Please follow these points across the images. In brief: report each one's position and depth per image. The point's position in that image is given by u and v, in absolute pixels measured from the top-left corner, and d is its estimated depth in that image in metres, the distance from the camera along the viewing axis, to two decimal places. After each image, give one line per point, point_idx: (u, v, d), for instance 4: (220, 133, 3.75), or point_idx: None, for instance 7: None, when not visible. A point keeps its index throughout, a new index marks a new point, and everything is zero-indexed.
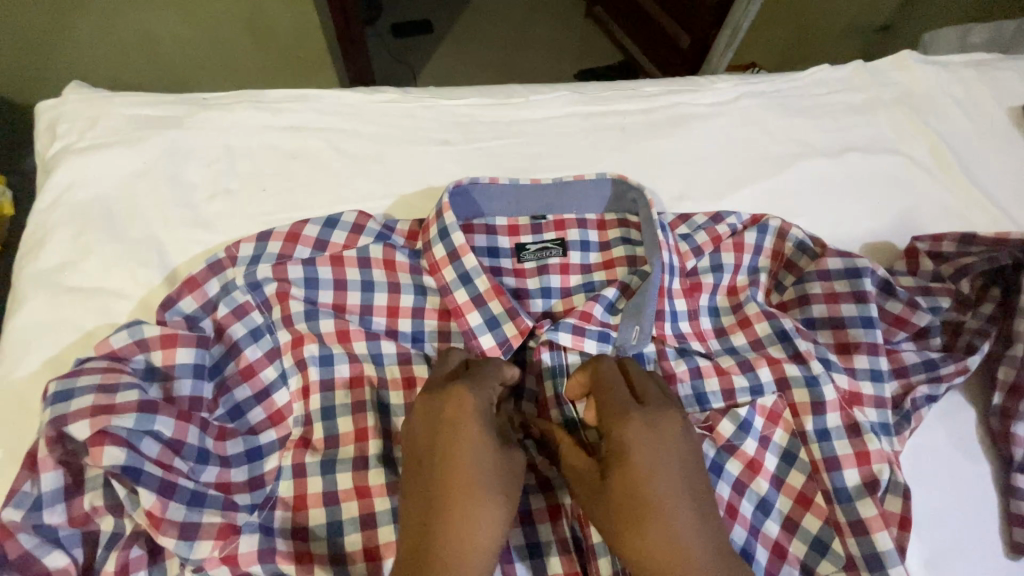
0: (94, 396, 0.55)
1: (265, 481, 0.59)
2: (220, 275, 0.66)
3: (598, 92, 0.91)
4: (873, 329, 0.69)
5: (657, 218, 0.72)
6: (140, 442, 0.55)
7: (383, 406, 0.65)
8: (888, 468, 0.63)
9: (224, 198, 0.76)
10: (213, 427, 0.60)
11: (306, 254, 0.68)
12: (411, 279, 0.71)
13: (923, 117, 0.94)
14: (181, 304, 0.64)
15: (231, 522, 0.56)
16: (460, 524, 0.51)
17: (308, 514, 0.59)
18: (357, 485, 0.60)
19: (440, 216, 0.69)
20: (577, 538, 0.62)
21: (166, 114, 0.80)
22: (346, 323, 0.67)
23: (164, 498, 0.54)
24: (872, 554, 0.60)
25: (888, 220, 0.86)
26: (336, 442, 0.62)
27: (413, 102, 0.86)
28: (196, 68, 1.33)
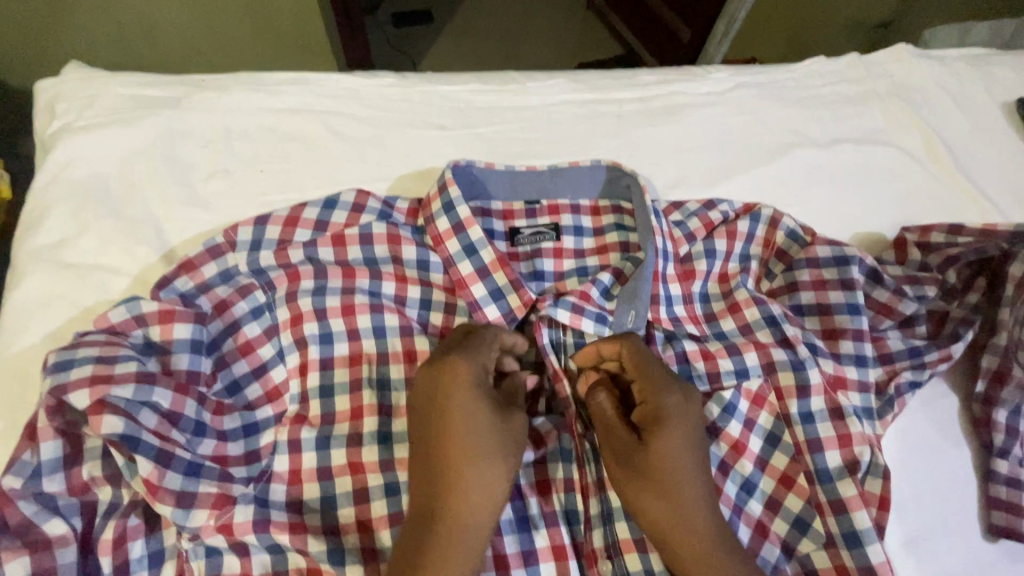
0: (93, 367, 0.56)
1: (261, 455, 0.61)
2: (220, 259, 0.67)
3: (595, 80, 0.92)
4: (859, 316, 0.70)
5: (651, 204, 0.73)
6: (138, 412, 0.55)
7: (382, 380, 0.66)
8: (869, 451, 0.64)
9: (222, 178, 0.77)
10: (211, 402, 0.61)
11: (306, 237, 0.70)
12: (415, 254, 0.72)
13: (917, 110, 0.95)
14: (179, 282, 0.65)
15: (227, 493, 0.57)
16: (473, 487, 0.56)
17: (302, 488, 0.61)
18: (352, 460, 0.62)
19: (444, 190, 0.71)
20: (569, 511, 0.64)
21: (166, 95, 0.81)
22: (352, 299, 0.67)
23: (163, 467, 0.55)
24: (852, 532, 0.62)
25: (878, 211, 0.87)
26: (332, 419, 0.64)
27: (410, 87, 0.87)
28: (192, 53, 1.33)
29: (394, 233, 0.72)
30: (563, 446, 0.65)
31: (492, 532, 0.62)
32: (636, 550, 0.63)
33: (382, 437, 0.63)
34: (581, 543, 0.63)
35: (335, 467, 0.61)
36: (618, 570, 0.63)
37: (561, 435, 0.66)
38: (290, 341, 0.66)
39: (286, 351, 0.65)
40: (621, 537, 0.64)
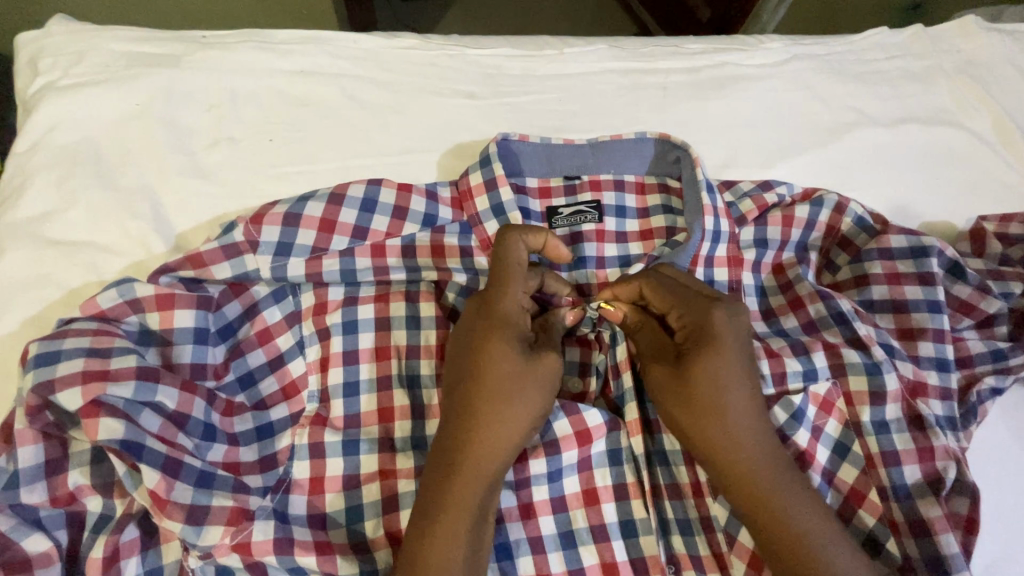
0: (84, 362, 0.49)
1: (278, 461, 0.54)
2: (235, 258, 0.58)
3: (638, 48, 0.83)
4: (940, 314, 0.63)
5: (704, 178, 0.66)
6: (140, 415, 0.50)
7: (412, 378, 0.59)
8: (954, 466, 0.58)
9: (227, 147, 0.69)
10: (220, 401, 0.55)
11: (343, 245, 0.60)
12: (461, 263, 0.63)
13: (989, 88, 0.86)
14: (189, 274, 0.57)
15: (243, 506, 0.51)
16: (485, 436, 0.52)
17: (326, 498, 0.54)
18: (382, 469, 0.55)
19: (495, 192, 0.64)
20: (625, 523, 0.57)
21: (162, 51, 0.72)
22: (388, 284, 0.61)
23: (170, 478, 0.49)
24: (933, 557, 0.56)
25: (947, 198, 0.79)
26: (358, 421, 0.57)
27: (435, 50, 0.78)
28: (190, 21, 1.23)
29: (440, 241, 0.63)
30: (608, 449, 0.59)
31: (534, 548, 0.56)
32: (694, 567, 0.56)
33: (416, 442, 0.57)
34: (639, 559, 0.56)
35: (361, 474, 0.55)
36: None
37: (607, 434, 0.58)
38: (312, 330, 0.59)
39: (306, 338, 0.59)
40: (677, 553, 0.57)
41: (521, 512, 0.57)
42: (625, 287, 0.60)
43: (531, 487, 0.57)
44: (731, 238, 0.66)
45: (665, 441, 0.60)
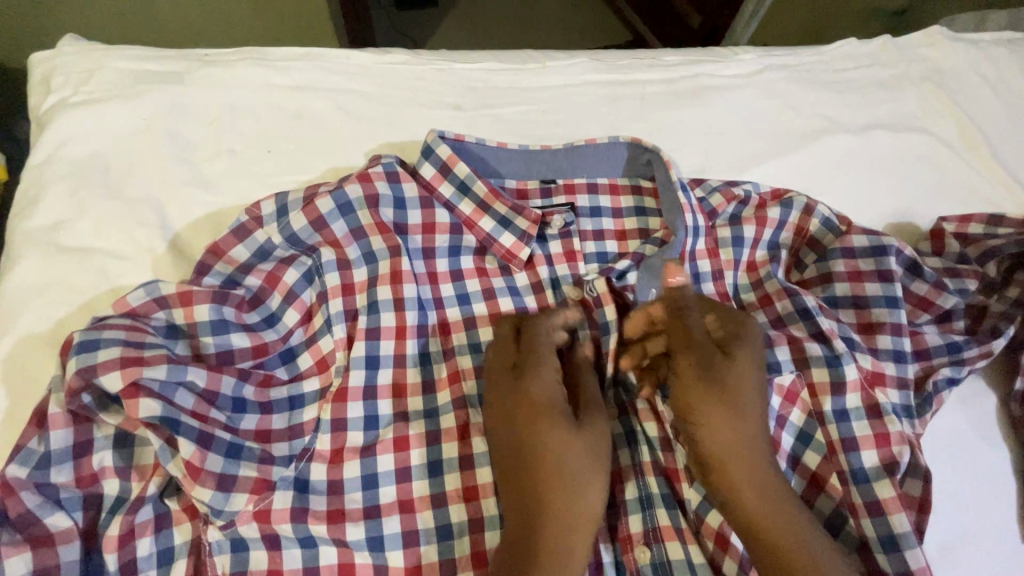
0: (121, 349, 0.51)
1: (304, 431, 0.58)
2: (248, 240, 0.63)
3: (618, 61, 0.88)
4: (898, 310, 0.67)
5: (677, 179, 0.70)
6: (175, 394, 0.52)
7: (423, 356, 0.64)
8: (908, 450, 0.62)
9: (228, 158, 0.73)
10: (255, 375, 0.58)
11: (308, 232, 0.63)
12: (448, 239, 0.69)
13: (954, 95, 0.91)
14: (216, 268, 0.61)
15: (267, 477, 0.55)
16: (547, 484, 0.54)
17: (344, 468, 0.58)
18: (397, 437, 0.60)
19: (450, 172, 0.68)
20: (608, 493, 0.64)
21: (166, 69, 0.76)
22: (351, 276, 0.63)
23: (203, 449, 0.52)
24: (889, 535, 0.59)
25: (911, 201, 0.84)
26: (375, 393, 0.61)
27: (424, 65, 0.82)
28: (193, 34, 1.28)
29: (430, 220, 0.68)
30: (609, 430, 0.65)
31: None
32: (677, 539, 0.61)
33: (428, 414, 0.62)
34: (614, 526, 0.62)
35: (343, 451, 0.58)
36: (657, 559, 0.60)
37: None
38: (295, 318, 0.62)
39: (292, 334, 0.61)
40: (662, 524, 0.61)
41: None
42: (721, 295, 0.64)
43: None
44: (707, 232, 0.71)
45: (643, 425, 0.65)
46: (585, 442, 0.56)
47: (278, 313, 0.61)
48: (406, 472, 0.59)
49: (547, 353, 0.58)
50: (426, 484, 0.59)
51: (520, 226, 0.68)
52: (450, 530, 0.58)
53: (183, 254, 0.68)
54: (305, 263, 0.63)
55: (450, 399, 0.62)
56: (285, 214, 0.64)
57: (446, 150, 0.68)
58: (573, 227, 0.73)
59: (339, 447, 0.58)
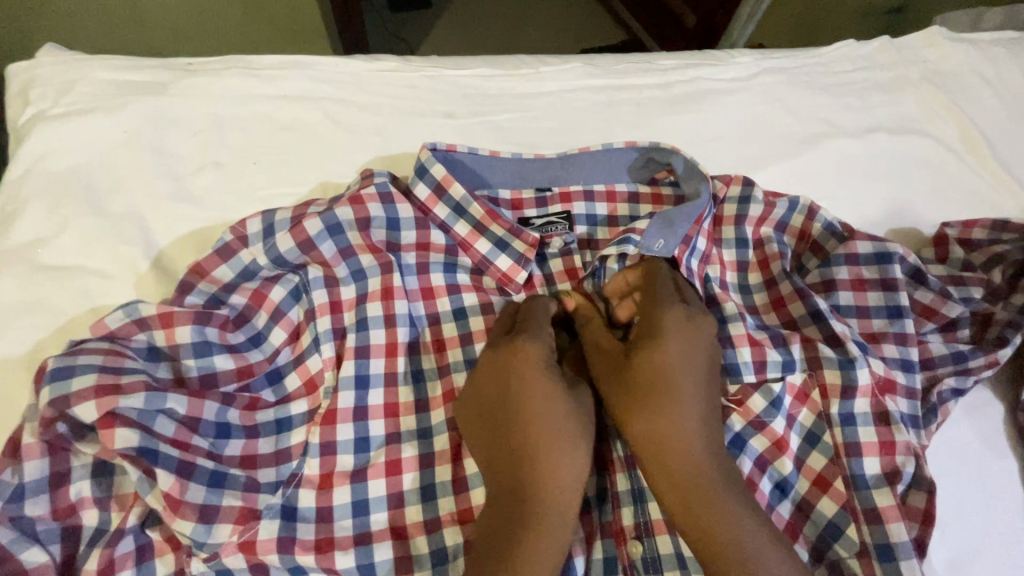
0: (97, 377, 0.49)
1: (292, 455, 0.56)
2: (233, 259, 0.60)
3: (612, 65, 0.86)
4: (901, 319, 0.66)
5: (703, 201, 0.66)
6: (154, 422, 0.50)
7: (416, 373, 0.62)
8: (913, 461, 0.59)
9: (213, 171, 0.71)
10: (241, 399, 0.56)
11: (296, 255, 0.60)
12: (444, 258, 0.67)
13: (955, 98, 0.89)
14: (198, 288, 0.59)
15: (252, 506, 0.53)
16: (529, 464, 0.53)
17: (333, 493, 0.56)
18: (390, 460, 0.58)
19: (445, 194, 0.66)
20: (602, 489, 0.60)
21: (147, 79, 0.74)
22: (338, 293, 0.61)
23: (183, 479, 0.50)
24: (886, 544, 0.57)
25: (913, 206, 0.82)
26: (365, 414, 0.59)
27: (414, 72, 0.80)
28: (182, 39, 1.25)
29: (424, 240, 0.66)
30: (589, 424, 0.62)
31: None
32: (668, 532, 0.58)
33: (421, 433, 0.60)
34: (608, 523, 0.59)
35: (333, 475, 0.56)
36: (649, 554, 0.57)
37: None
38: (281, 337, 0.60)
39: (279, 353, 0.60)
40: (654, 518, 0.59)
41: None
42: (634, 272, 0.64)
43: None
44: (702, 258, 0.66)
45: None
46: (567, 420, 0.55)
47: (263, 332, 0.60)
48: (399, 497, 0.57)
49: (537, 338, 0.57)
50: (419, 509, 0.57)
51: (518, 249, 0.66)
52: (446, 553, 0.56)
53: (166, 272, 0.66)
54: (292, 280, 0.61)
55: (444, 418, 0.60)
56: (272, 235, 0.61)
57: (441, 171, 0.65)
58: (573, 246, 0.72)
59: (328, 472, 0.56)
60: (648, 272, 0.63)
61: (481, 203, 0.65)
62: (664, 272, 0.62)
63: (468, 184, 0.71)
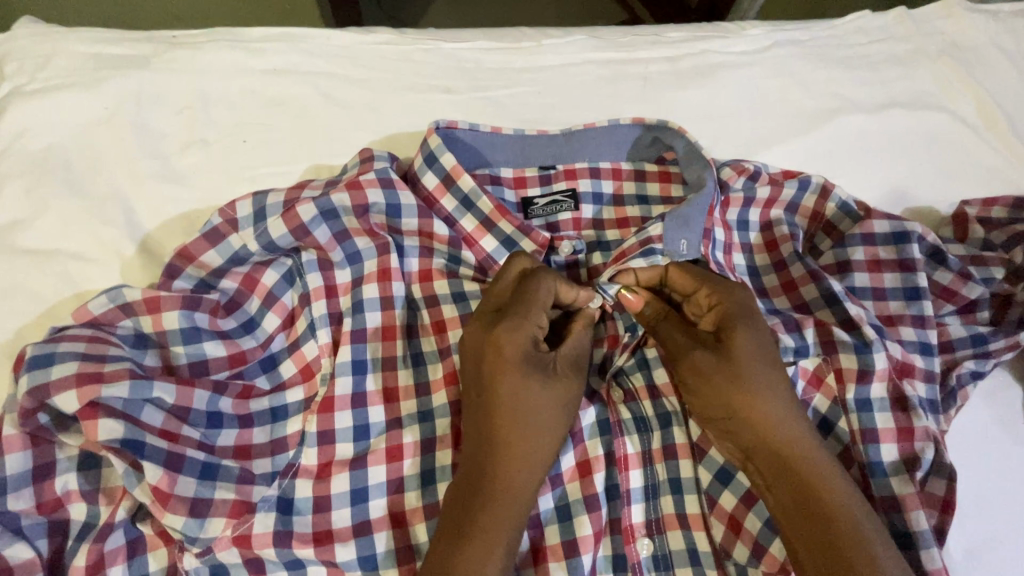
0: (78, 365, 0.48)
1: (288, 444, 0.54)
2: (221, 244, 0.57)
3: (618, 38, 0.82)
4: (919, 301, 0.63)
5: (711, 185, 0.62)
6: (141, 412, 0.49)
7: (416, 356, 0.60)
8: (933, 447, 0.57)
9: (200, 150, 0.68)
10: (233, 387, 0.55)
11: (288, 242, 0.57)
12: (446, 249, 0.64)
13: (974, 71, 0.85)
14: (186, 272, 0.57)
15: (247, 499, 0.51)
16: (501, 449, 0.52)
17: (331, 483, 0.54)
18: (391, 446, 0.55)
19: (455, 185, 0.62)
20: (613, 486, 0.56)
21: (128, 52, 0.70)
22: (333, 277, 0.59)
23: (172, 472, 0.49)
24: (903, 532, 0.55)
25: (930, 184, 0.79)
26: (364, 401, 0.56)
27: (410, 45, 0.76)
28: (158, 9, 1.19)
29: (427, 229, 0.62)
30: (597, 420, 0.58)
31: (532, 523, 0.55)
32: (680, 526, 0.56)
33: (422, 417, 0.57)
34: (617, 520, 0.56)
35: (331, 465, 0.54)
36: (659, 551, 0.55)
37: (591, 408, 0.58)
38: (275, 323, 0.58)
39: (272, 340, 0.58)
40: (665, 512, 0.57)
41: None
42: (649, 271, 0.60)
43: None
44: (726, 248, 0.65)
45: (643, 408, 0.60)
46: (545, 410, 0.53)
47: (256, 318, 0.58)
48: (398, 484, 0.55)
49: (521, 320, 0.54)
50: (420, 495, 0.55)
51: (526, 248, 0.63)
52: None
53: (153, 256, 0.63)
54: (285, 264, 0.59)
55: (447, 402, 0.58)
56: (263, 219, 0.59)
57: (451, 160, 0.62)
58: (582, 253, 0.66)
59: (327, 461, 0.54)
60: (667, 274, 0.60)
61: (490, 198, 0.62)
62: (694, 271, 0.58)
63: (469, 163, 0.69)
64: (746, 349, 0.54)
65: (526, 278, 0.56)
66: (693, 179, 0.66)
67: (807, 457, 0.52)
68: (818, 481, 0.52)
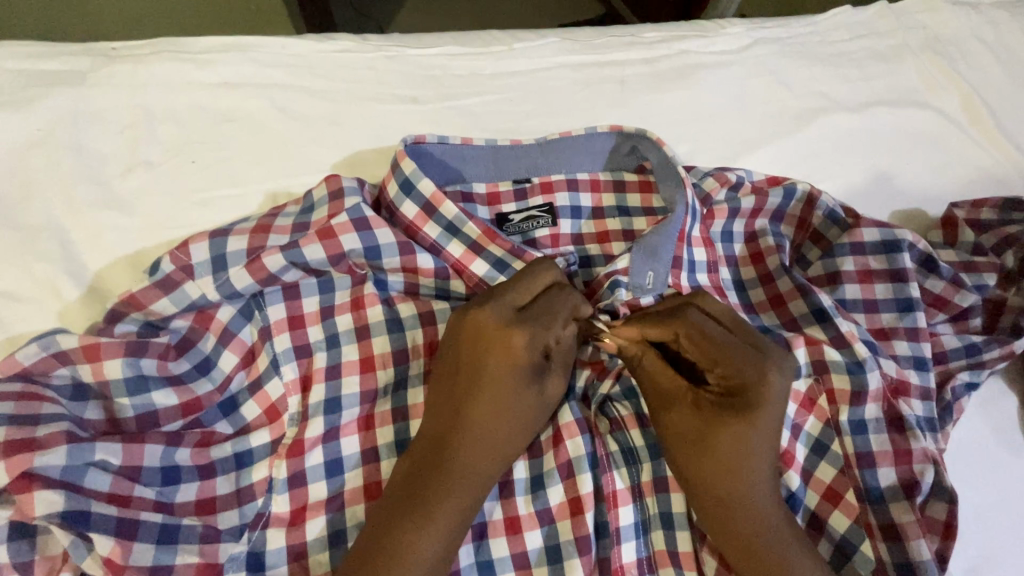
0: (6, 431, 0.46)
1: (255, 494, 0.50)
2: (166, 287, 0.53)
3: (592, 39, 0.78)
4: (913, 312, 0.61)
5: (688, 203, 0.59)
6: (83, 478, 0.46)
7: (397, 381, 0.54)
8: (931, 469, 0.54)
9: (146, 173, 0.63)
10: (190, 436, 0.51)
11: (253, 288, 0.53)
12: (434, 283, 0.59)
13: (956, 67, 0.83)
14: (130, 316, 0.53)
15: (212, 560, 0.48)
16: (461, 451, 0.49)
17: (306, 529, 0.50)
18: (367, 483, 0.51)
19: (434, 211, 0.58)
20: (603, 523, 0.53)
21: (62, 68, 0.65)
22: (299, 306, 0.55)
23: (125, 541, 0.46)
24: (905, 562, 0.53)
25: (916, 185, 0.77)
26: (336, 435, 0.52)
27: (371, 52, 0.71)
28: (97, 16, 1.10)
29: (411, 265, 0.57)
30: (588, 452, 0.54)
31: (517, 564, 0.52)
32: (672, 563, 0.54)
33: (400, 447, 0.53)
34: (607, 559, 0.53)
35: (306, 509, 0.50)
36: None
37: (583, 436, 0.54)
38: (233, 362, 0.53)
39: (231, 380, 0.53)
40: (657, 549, 0.54)
41: (507, 526, 0.52)
42: (661, 329, 0.53)
43: (516, 498, 0.53)
44: (711, 267, 0.62)
45: (632, 438, 0.56)
46: (525, 411, 0.51)
47: (212, 358, 0.53)
48: None
49: (540, 330, 0.51)
50: None
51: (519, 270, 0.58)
52: None
53: (97, 294, 0.59)
54: (242, 296, 0.54)
55: None
56: (224, 267, 0.54)
57: (429, 186, 0.57)
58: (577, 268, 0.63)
59: (300, 506, 0.50)
60: (679, 334, 0.53)
61: (477, 222, 0.58)
62: (708, 336, 0.52)
63: (440, 179, 0.64)
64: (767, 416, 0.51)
65: (551, 291, 0.53)
66: (667, 198, 0.63)
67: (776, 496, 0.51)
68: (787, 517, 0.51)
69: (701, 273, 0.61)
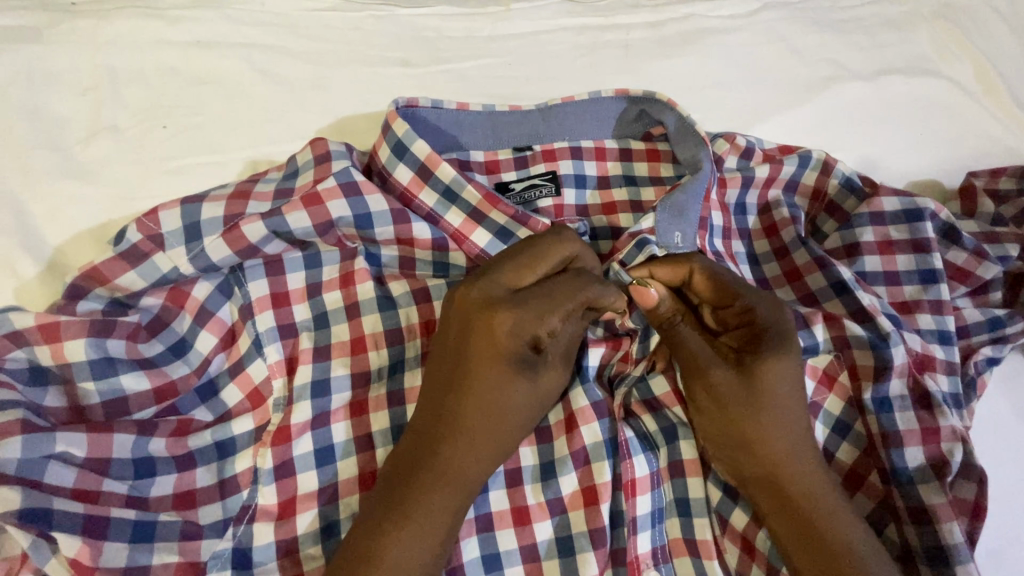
0: None
1: (240, 485, 0.46)
2: (134, 263, 0.48)
3: (594, 1, 0.73)
4: (936, 284, 0.58)
5: (709, 158, 0.58)
6: (44, 472, 0.42)
7: (393, 364, 0.50)
8: (960, 448, 0.52)
9: (110, 139, 0.57)
10: (165, 425, 0.46)
11: (231, 262, 0.49)
12: (432, 256, 0.54)
13: (970, 34, 0.80)
14: (94, 293, 0.48)
15: (194, 559, 0.44)
16: (456, 440, 0.45)
17: (296, 523, 0.46)
18: (362, 474, 0.47)
19: (431, 176, 0.53)
20: (614, 512, 0.50)
21: (12, 23, 0.58)
22: (283, 282, 0.50)
23: (95, 541, 0.42)
24: (937, 547, 0.50)
25: (930, 156, 0.74)
26: (328, 420, 0.48)
27: (357, 11, 0.66)
28: None
29: (406, 235, 0.53)
30: (604, 439, 0.50)
31: (526, 556, 0.48)
32: (689, 553, 0.51)
33: (397, 434, 0.48)
34: (621, 550, 0.49)
35: (295, 502, 0.46)
36: None
37: (599, 421, 0.50)
38: (210, 343, 0.48)
39: (209, 363, 0.48)
40: (672, 538, 0.51)
41: (515, 517, 0.49)
42: (673, 270, 0.51)
43: (524, 485, 0.50)
44: (726, 233, 0.59)
45: (645, 424, 0.53)
46: (521, 404, 0.47)
47: (187, 340, 0.48)
48: None
49: (531, 316, 0.46)
50: None
51: (523, 239, 0.54)
52: None
53: (59, 273, 0.54)
54: (220, 271, 0.49)
55: None
56: (198, 237, 0.49)
57: (425, 148, 0.53)
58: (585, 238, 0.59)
59: (289, 498, 0.46)
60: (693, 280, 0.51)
61: (477, 186, 0.53)
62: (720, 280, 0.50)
63: (436, 146, 0.60)
64: (774, 380, 0.48)
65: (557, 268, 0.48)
66: (687, 158, 0.59)
67: (798, 481, 0.48)
68: (811, 503, 0.47)
69: (718, 237, 0.58)
